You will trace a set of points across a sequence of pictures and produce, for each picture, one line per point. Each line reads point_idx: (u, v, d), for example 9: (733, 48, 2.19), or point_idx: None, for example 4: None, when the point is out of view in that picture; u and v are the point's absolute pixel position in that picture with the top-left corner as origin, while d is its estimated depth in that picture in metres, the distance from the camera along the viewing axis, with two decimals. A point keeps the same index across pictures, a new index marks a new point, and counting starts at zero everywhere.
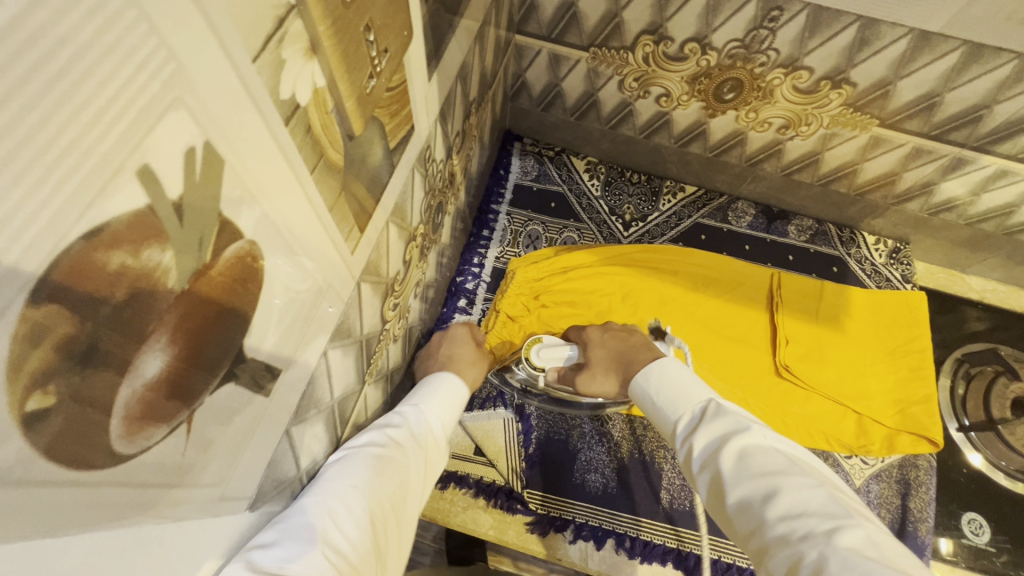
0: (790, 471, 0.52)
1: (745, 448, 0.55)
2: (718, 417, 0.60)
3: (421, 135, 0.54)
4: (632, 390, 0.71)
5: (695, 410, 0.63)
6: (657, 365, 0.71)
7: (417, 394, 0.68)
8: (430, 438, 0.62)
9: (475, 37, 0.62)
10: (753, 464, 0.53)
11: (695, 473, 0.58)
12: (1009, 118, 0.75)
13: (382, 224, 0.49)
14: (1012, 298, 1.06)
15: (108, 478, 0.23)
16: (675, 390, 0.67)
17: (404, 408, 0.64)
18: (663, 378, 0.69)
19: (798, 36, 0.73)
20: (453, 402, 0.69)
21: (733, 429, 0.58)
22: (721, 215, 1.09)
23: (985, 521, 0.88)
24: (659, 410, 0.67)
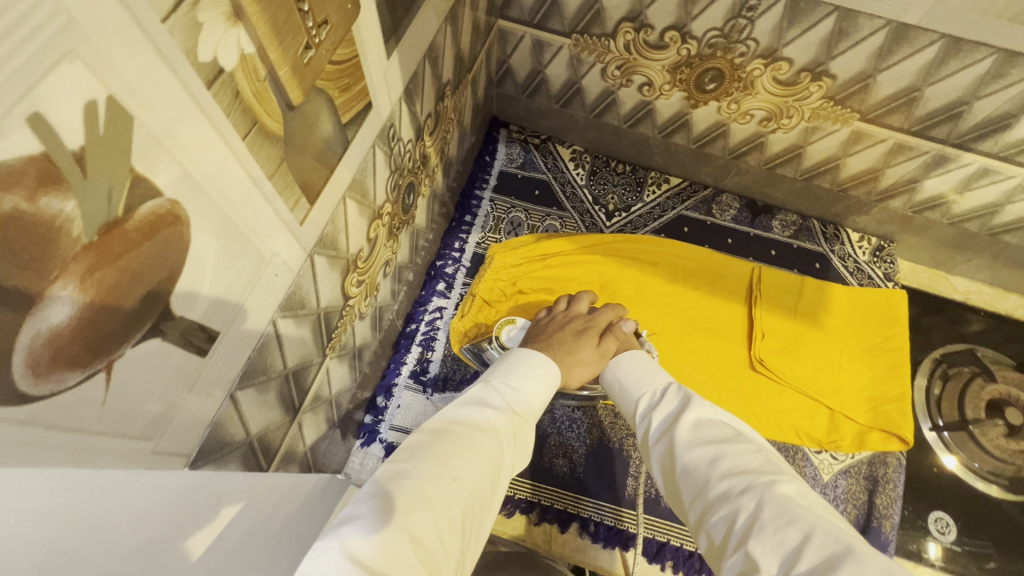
0: (735, 437, 0.53)
1: (698, 418, 0.56)
2: (678, 394, 0.62)
3: (381, 113, 0.54)
4: (604, 377, 0.74)
5: (657, 390, 0.65)
6: (630, 354, 0.73)
7: (503, 374, 0.61)
8: (525, 417, 0.57)
9: (445, 17, 0.63)
10: (702, 431, 0.54)
11: (650, 445, 0.59)
12: (990, 114, 0.74)
13: (337, 199, 0.51)
14: (997, 300, 1.05)
15: (17, 415, 0.25)
16: (643, 373, 0.69)
17: (496, 391, 0.57)
18: (632, 362, 0.72)
19: (776, 26, 0.73)
20: (535, 390, 0.61)
21: (686, 403, 0.59)
22: (705, 208, 1.09)
23: (952, 521, 0.88)
24: (625, 389, 0.69)
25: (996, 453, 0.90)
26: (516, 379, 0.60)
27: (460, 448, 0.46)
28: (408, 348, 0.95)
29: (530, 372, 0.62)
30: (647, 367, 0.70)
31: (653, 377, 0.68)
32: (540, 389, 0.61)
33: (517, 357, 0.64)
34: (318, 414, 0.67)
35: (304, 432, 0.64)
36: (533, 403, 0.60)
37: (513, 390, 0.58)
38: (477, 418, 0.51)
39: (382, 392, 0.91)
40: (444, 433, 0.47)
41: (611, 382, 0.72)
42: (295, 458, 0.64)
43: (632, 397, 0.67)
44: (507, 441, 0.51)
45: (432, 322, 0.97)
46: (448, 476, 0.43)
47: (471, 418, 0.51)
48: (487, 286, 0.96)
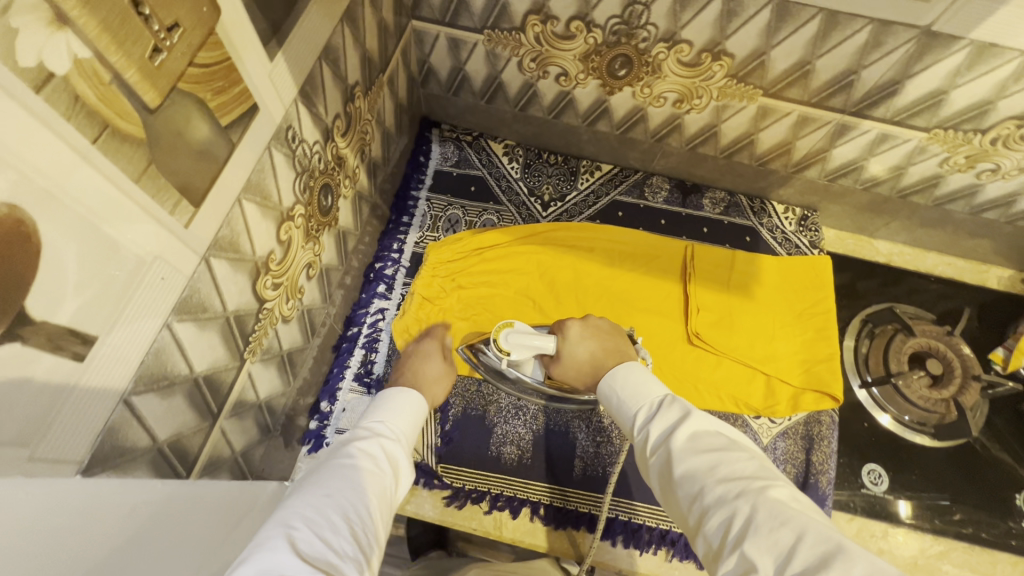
0: (731, 445, 0.52)
1: (694, 429, 0.55)
2: (674, 403, 0.59)
3: (272, 115, 0.55)
4: (601, 388, 0.69)
5: (654, 402, 0.62)
6: (629, 364, 0.69)
7: (372, 415, 0.70)
8: (400, 447, 0.66)
9: (339, 19, 0.64)
10: (698, 441, 0.53)
11: (647, 455, 0.57)
12: (877, 83, 0.78)
13: (230, 201, 0.51)
14: (916, 259, 1.11)
15: None
16: (640, 387, 0.65)
17: (364, 430, 0.65)
18: (627, 374, 0.68)
19: (670, 10, 0.76)
20: (416, 413, 0.73)
21: (683, 413, 0.57)
22: (638, 192, 1.12)
23: (883, 471, 0.92)
24: (624, 403, 0.65)
25: (920, 403, 0.95)
26: (386, 412, 0.70)
27: (357, 466, 0.56)
28: (351, 351, 0.95)
29: (406, 398, 0.74)
30: (645, 379, 0.66)
31: (650, 389, 0.64)
32: (408, 417, 0.71)
33: (388, 395, 0.74)
34: (245, 420, 0.67)
35: (230, 437, 0.64)
36: (406, 431, 0.70)
37: (393, 417, 0.69)
38: (361, 446, 0.61)
39: (325, 396, 0.91)
40: (314, 476, 0.54)
41: (608, 394, 0.68)
42: (223, 464, 0.64)
43: (629, 410, 0.64)
44: (392, 462, 0.62)
45: (375, 324, 0.97)
46: (355, 481, 0.54)
47: (353, 452, 0.59)
48: (426, 286, 0.97)
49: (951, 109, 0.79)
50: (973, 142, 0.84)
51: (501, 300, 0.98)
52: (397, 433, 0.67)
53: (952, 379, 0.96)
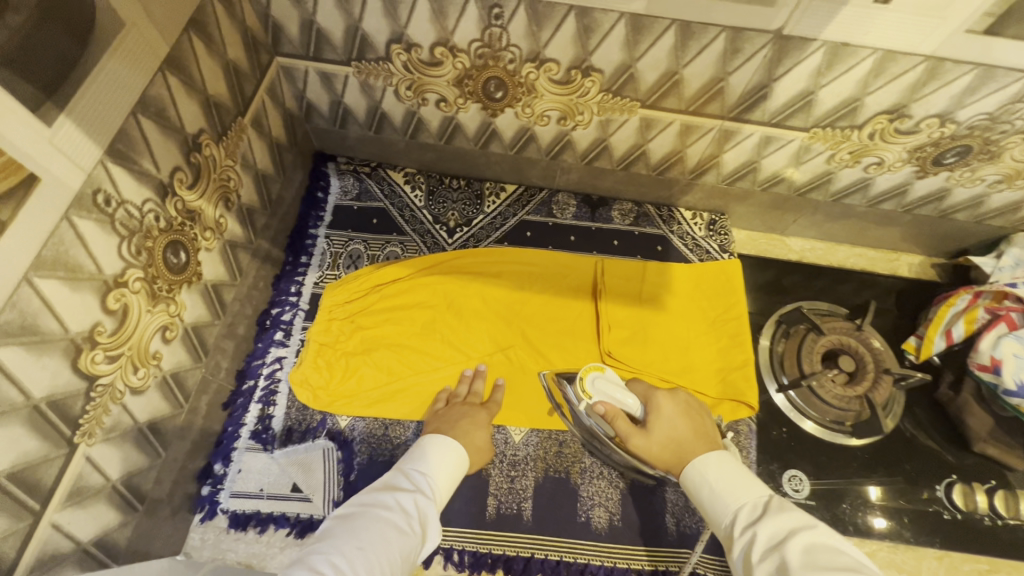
0: (856, 564, 0.49)
1: (813, 543, 0.51)
2: (783, 510, 0.57)
3: (65, 182, 0.50)
4: (687, 472, 0.67)
5: (757, 504, 0.59)
6: (723, 455, 0.67)
7: (417, 453, 0.74)
8: (436, 504, 0.67)
9: (158, 69, 0.60)
10: (819, 556, 0.50)
11: (755, 562, 0.53)
12: (746, 87, 0.77)
13: (14, 280, 0.47)
14: (828, 253, 1.11)
15: None
16: (740, 484, 0.63)
17: (412, 472, 0.69)
18: (721, 467, 0.65)
19: (528, 31, 0.74)
20: (457, 469, 0.73)
21: (797, 522, 0.54)
22: (546, 210, 1.09)
23: (804, 475, 0.90)
24: (718, 497, 0.63)
25: (837, 403, 0.93)
26: (430, 463, 0.71)
27: (390, 520, 0.59)
28: (247, 407, 0.89)
29: (451, 449, 0.74)
30: (742, 475, 0.64)
31: (749, 488, 0.62)
32: (450, 471, 0.72)
33: (433, 440, 0.74)
34: (92, 506, 0.61)
35: (70, 530, 0.58)
36: (445, 486, 0.71)
37: (435, 469, 0.70)
38: (399, 497, 0.63)
39: (219, 458, 0.85)
40: (354, 518, 0.59)
41: (696, 484, 0.66)
42: (63, 559, 0.58)
43: (729, 507, 0.61)
44: (425, 517, 0.63)
45: (271, 375, 0.91)
46: (384, 539, 0.56)
47: (390, 502, 0.62)
48: (324, 330, 0.93)
49: (823, 108, 0.79)
50: (853, 138, 0.84)
51: (408, 336, 0.94)
52: (435, 488, 0.68)
53: (864, 375, 0.94)
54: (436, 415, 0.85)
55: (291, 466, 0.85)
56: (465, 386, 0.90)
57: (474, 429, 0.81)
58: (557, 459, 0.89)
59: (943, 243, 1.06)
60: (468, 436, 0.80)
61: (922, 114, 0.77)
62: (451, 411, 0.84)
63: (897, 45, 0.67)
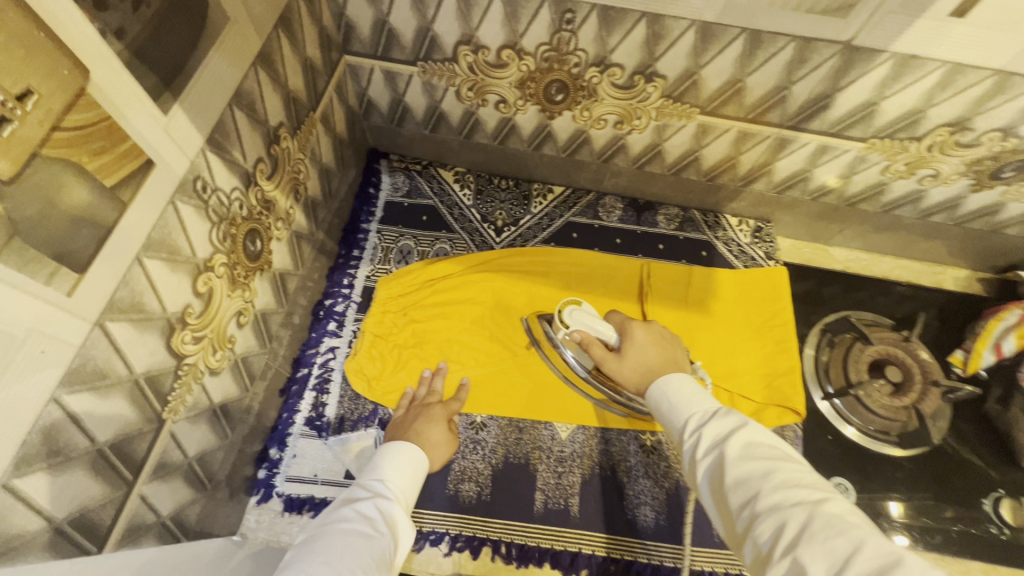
0: (786, 457, 0.50)
1: (751, 437, 0.52)
2: (727, 414, 0.56)
3: (173, 168, 0.53)
4: (650, 393, 0.65)
5: (705, 411, 0.58)
6: (685, 376, 0.65)
7: (375, 464, 0.72)
8: (400, 504, 0.66)
9: (251, 63, 0.62)
10: (753, 448, 0.50)
11: (698, 458, 0.54)
12: (809, 97, 0.78)
13: (128, 260, 0.49)
14: (873, 265, 1.11)
15: None
16: (694, 396, 0.61)
17: (369, 482, 0.68)
18: (681, 384, 0.63)
19: (597, 35, 0.75)
20: (416, 471, 0.72)
21: (738, 421, 0.54)
22: (592, 212, 1.11)
23: (849, 483, 0.90)
24: (674, 408, 0.61)
25: (885, 413, 0.93)
26: (383, 471, 0.70)
27: (353, 529, 0.57)
28: (301, 394, 0.91)
29: (404, 452, 0.73)
30: (699, 391, 0.62)
31: (703, 400, 0.61)
32: (406, 474, 0.71)
33: (390, 448, 0.73)
34: (172, 482, 0.64)
35: (154, 503, 0.61)
36: (405, 489, 0.70)
37: (389, 475, 0.69)
38: (357, 508, 0.62)
39: (275, 443, 0.88)
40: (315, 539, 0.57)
41: (657, 402, 0.64)
42: (146, 531, 0.60)
43: (680, 416, 0.60)
44: (390, 519, 0.62)
45: (325, 364, 0.93)
46: (351, 546, 0.55)
47: (350, 514, 0.60)
48: (377, 321, 0.95)
49: (885, 119, 0.80)
50: (910, 149, 0.84)
51: (457, 330, 0.96)
52: (394, 491, 0.67)
53: (912, 387, 0.94)
54: (396, 419, 0.84)
55: (344, 454, 0.87)
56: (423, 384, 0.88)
57: (427, 426, 0.81)
58: (604, 456, 0.90)
59: (992, 258, 1.05)
60: (420, 436, 0.79)
61: (985, 128, 0.77)
62: (408, 415, 0.83)
63: (968, 59, 0.68)
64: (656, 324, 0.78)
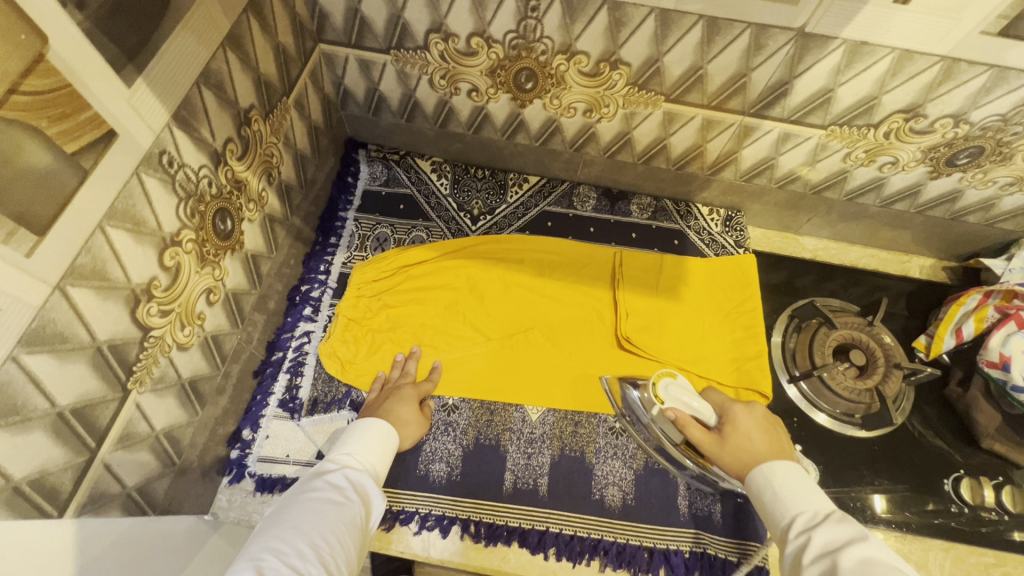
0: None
1: (867, 553, 0.52)
2: (841, 522, 0.57)
3: (138, 140, 0.55)
4: (753, 475, 0.69)
5: (816, 511, 0.60)
6: (795, 469, 0.66)
7: (347, 436, 0.74)
8: (370, 474, 0.69)
9: (219, 43, 0.64)
10: (871, 566, 0.50)
11: (805, 562, 0.55)
12: (768, 84, 0.81)
13: (90, 228, 0.51)
14: (841, 253, 1.13)
15: None
16: (804, 494, 0.63)
17: (340, 453, 0.70)
18: (789, 478, 0.65)
19: (562, 23, 0.78)
20: (385, 442, 0.75)
21: (854, 534, 0.55)
22: (567, 202, 1.13)
23: (814, 464, 0.91)
24: (779, 499, 0.64)
25: (848, 394, 0.94)
26: (353, 443, 0.72)
27: (324, 497, 0.60)
28: (275, 377, 0.93)
29: (374, 428, 0.75)
30: (809, 489, 0.64)
31: (814, 500, 0.62)
32: (375, 445, 0.73)
33: (360, 426, 0.75)
34: (138, 454, 0.65)
35: (118, 473, 0.62)
36: (374, 459, 0.72)
37: (358, 447, 0.71)
38: (328, 478, 0.64)
39: (248, 424, 0.89)
40: (287, 507, 0.59)
41: (762, 490, 0.67)
42: (111, 501, 0.61)
43: (787, 512, 0.62)
44: (360, 487, 0.65)
45: (300, 347, 0.95)
46: (324, 513, 0.57)
47: (320, 483, 0.63)
48: (352, 306, 0.97)
49: (841, 106, 0.82)
50: (869, 137, 0.87)
51: (432, 316, 0.98)
52: (363, 461, 0.70)
53: (875, 369, 0.96)
54: (370, 399, 0.86)
55: (316, 435, 0.88)
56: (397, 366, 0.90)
57: (397, 405, 0.83)
58: (574, 437, 0.91)
59: (955, 246, 1.08)
60: (391, 415, 0.81)
61: (937, 114, 0.80)
62: (381, 396, 0.85)
63: (914, 45, 0.70)
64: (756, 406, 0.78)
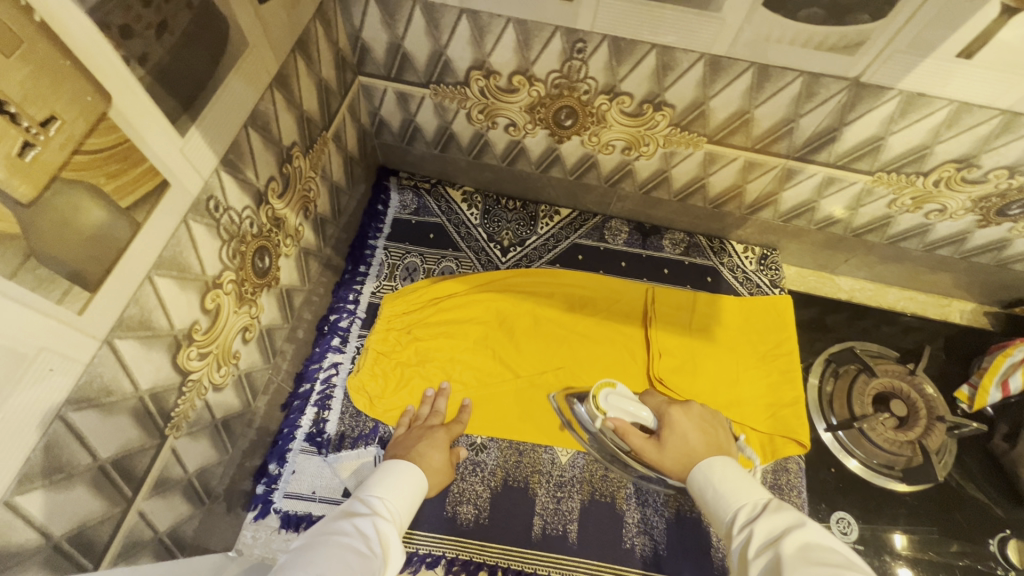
0: (845, 561, 0.49)
1: (806, 539, 0.53)
2: (779, 510, 0.58)
3: (188, 188, 0.54)
4: (696, 474, 0.71)
5: (757, 504, 0.62)
6: (725, 460, 0.70)
7: (375, 481, 0.72)
8: (394, 526, 0.66)
9: (267, 85, 0.64)
10: (810, 551, 0.50)
11: (749, 555, 0.55)
12: (816, 130, 0.79)
13: (138, 279, 0.50)
14: (878, 295, 1.10)
15: None
16: (742, 487, 0.66)
17: (368, 499, 0.67)
18: (726, 470, 0.68)
19: (607, 65, 0.77)
20: (414, 495, 0.72)
21: (790, 520, 0.56)
22: (598, 235, 1.11)
23: (853, 518, 0.88)
24: (721, 498, 0.66)
25: (889, 448, 0.92)
26: (385, 487, 0.70)
27: (350, 543, 0.57)
28: (302, 410, 0.91)
29: (406, 472, 0.74)
30: (745, 481, 0.67)
31: (751, 491, 0.65)
32: (404, 495, 0.71)
33: (390, 468, 0.74)
34: (171, 498, 0.64)
35: (152, 519, 0.61)
36: (401, 511, 0.70)
37: (389, 493, 0.69)
38: (356, 522, 0.61)
39: (274, 458, 0.87)
40: (310, 547, 0.55)
41: (703, 488, 0.69)
42: (143, 547, 0.60)
43: (729, 508, 0.64)
44: (385, 538, 0.61)
45: (328, 379, 0.94)
46: (346, 559, 0.54)
47: (348, 528, 0.60)
48: (381, 338, 0.96)
49: (892, 153, 0.80)
50: (917, 184, 0.85)
51: (459, 351, 0.96)
52: (390, 512, 0.67)
53: (917, 421, 0.94)
54: (398, 438, 0.85)
55: (343, 471, 0.87)
56: (427, 404, 0.89)
57: (431, 450, 0.81)
58: (604, 482, 0.89)
59: (997, 292, 1.05)
60: (425, 459, 0.80)
61: (992, 165, 0.78)
62: (409, 435, 0.84)
63: (974, 99, 0.68)
64: (692, 405, 0.81)
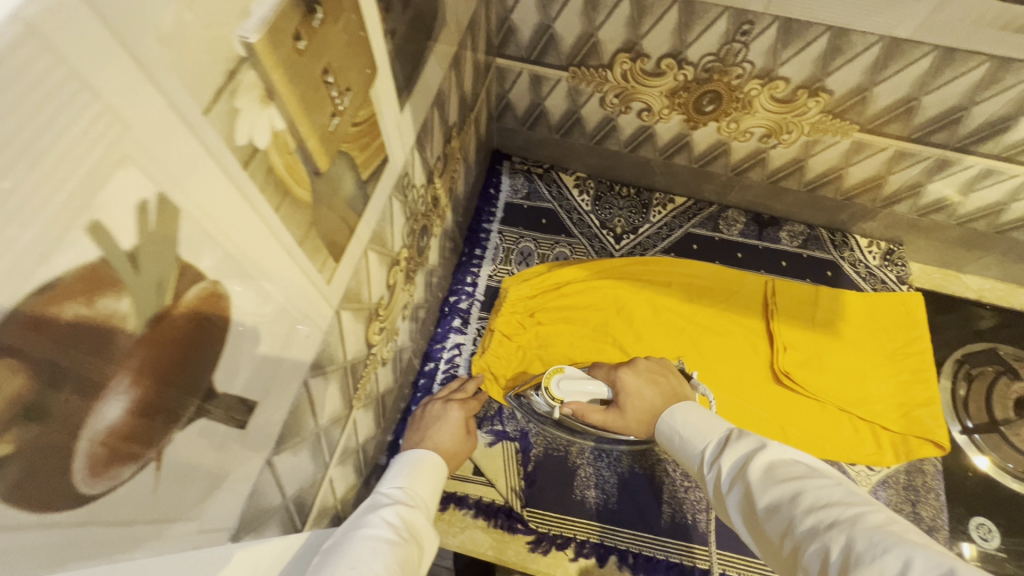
0: (812, 472, 0.46)
1: (770, 460, 0.49)
2: (742, 437, 0.54)
3: (396, 164, 0.55)
4: (659, 428, 0.65)
5: (720, 436, 0.58)
6: (688, 403, 0.65)
7: (389, 473, 0.63)
8: (421, 513, 0.56)
9: (449, 64, 0.64)
10: (777, 471, 0.47)
11: (725, 493, 0.51)
12: (988, 119, 0.75)
13: (360, 253, 0.51)
14: (1011, 295, 1.04)
15: (88, 513, 0.25)
16: (705, 423, 0.61)
17: (389, 490, 0.58)
18: (689, 412, 0.63)
19: (771, 48, 0.74)
20: (434, 479, 0.63)
21: (755, 445, 0.52)
22: (712, 224, 1.09)
23: (994, 526, 0.85)
24: (687, 441, 0.61)
25: None
26: (403, 476, 0.61)
27: (380, 533, 0.47)
28: (429, 388, 0.94)
29: (420, 459, 0.65)
30: (709, 415, 0.62)
31: (715, 424, 0.60)
32: (424, 478, 0.61)
33: (404, 458, 0.65)
34: (347, 465, 0.66)
35: (335, 485, 0.63)
36: (424, 496, 0.60)
37: (410, 482, 0.60)
38: (382, 512, 0.51)
39: (405, 434, 0.90)
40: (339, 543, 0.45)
41: (668, 434, 0.64)
42: (326, 513, 0.63)
43: (696, 448, 0.59)
44: (416, 529, 0.51)
45: (451, 359, 0.96)
46: (378, 553, 0.43)
47: (375, 518, 0.49)
48: (504, 321, 0.96)
49: None
50: None
51: (580, 337, 0.96)
52: (416, 500, 0.57)
53: None
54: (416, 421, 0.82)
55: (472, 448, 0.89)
56: (457, 385, 0.90)
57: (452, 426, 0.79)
58: None
59: None
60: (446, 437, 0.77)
61: None
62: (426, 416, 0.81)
63: None
64: (637, 361, 0.75)
